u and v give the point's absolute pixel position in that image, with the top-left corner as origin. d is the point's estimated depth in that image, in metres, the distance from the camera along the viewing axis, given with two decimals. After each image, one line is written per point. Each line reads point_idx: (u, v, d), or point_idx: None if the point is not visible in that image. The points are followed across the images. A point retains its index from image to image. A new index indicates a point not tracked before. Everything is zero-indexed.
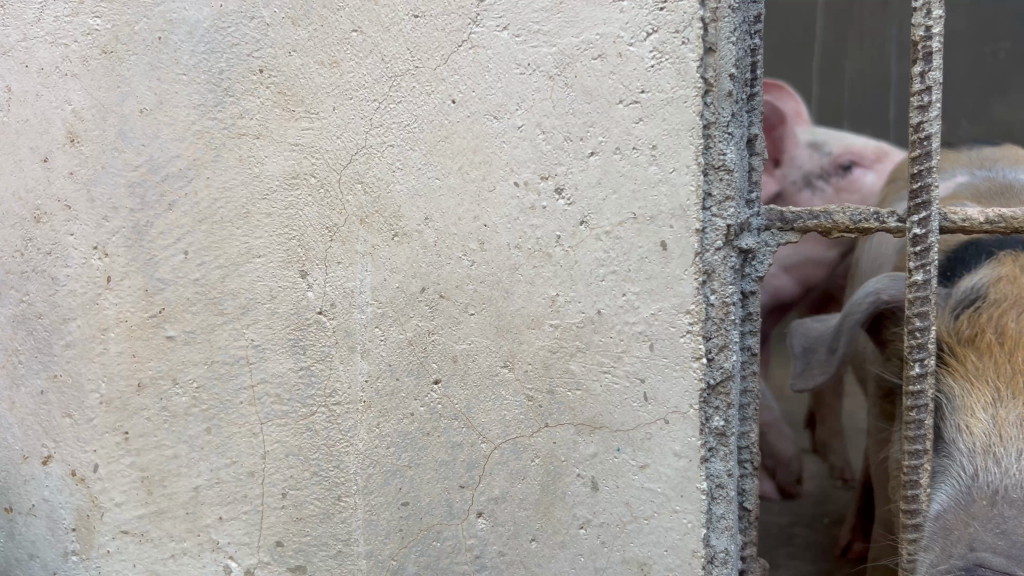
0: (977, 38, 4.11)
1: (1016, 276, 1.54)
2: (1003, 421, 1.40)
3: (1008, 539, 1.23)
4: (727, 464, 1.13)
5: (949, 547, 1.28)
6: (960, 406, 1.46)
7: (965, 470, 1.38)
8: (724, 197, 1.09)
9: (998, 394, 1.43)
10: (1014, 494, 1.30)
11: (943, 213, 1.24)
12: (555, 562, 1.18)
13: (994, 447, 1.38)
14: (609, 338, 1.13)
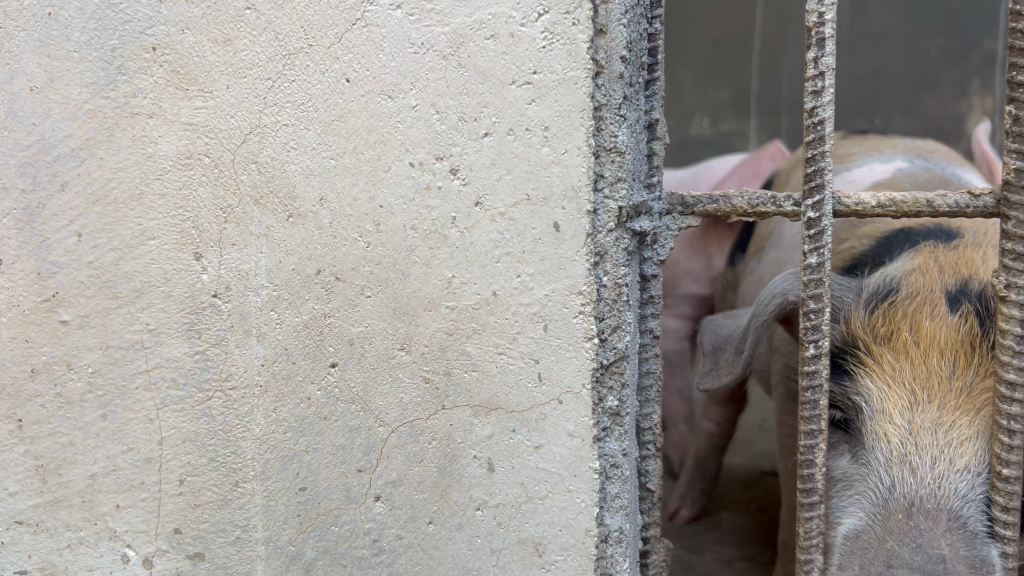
0: (909, 37, 4.43)
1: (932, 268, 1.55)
2: (917, 427, 1.42)
3: (924, 555, 1.28)
4: (621, 443, 1.15)
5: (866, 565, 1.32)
6: (875, 410, 1.47)
7: (882, 481, 1.42)
8: (616, 179, 1.10)
9: (913, 398, 1.44)
10: (927, 507, 1.35)
11: (836, 197, 1.26)
12: (452, 545, 1.18)
13: (910, 456, 1.41)
14: (504, 320, 1.12)
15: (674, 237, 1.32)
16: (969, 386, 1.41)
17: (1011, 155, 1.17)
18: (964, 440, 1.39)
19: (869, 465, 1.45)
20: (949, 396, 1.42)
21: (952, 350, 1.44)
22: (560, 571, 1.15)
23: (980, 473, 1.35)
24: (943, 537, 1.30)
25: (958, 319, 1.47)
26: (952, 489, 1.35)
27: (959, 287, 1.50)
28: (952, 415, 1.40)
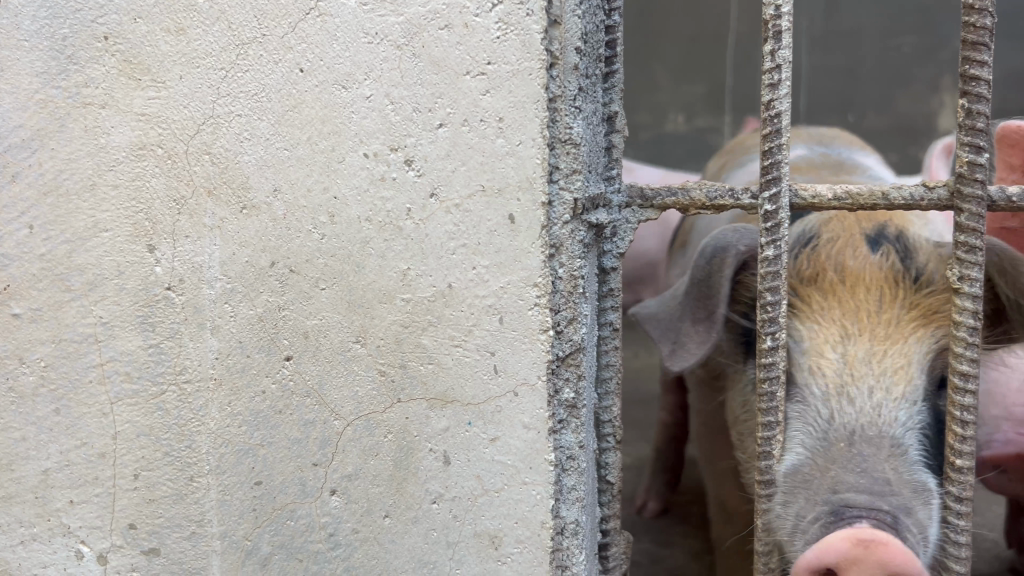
0: (883, 33, 4.65)
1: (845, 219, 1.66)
2: (853, 358, 1.47)
3: (871, 479, 1.31)
4: (578, 436, 1.15)
5: (812, 494, 1.34)
6: (809, 341, 1.51)
7: (821, 411, 1.43)
8: (571, 170, 1.10)
9: (846, 332, 1.50)
10: (870, 434, 1.38)
11: (794, 189, 1.27)
12: (408, 538, 1.17)
13: (847, 387, 1.44)
14: (460, 312, 1.11)
15: (633, 229, 1.33)
16: (898, 319, 1.50)
17: (964, 148, 1.19)
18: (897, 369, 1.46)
19: (803, 402, 1.46)
20: (881, 328, 1.49)
21: (876, 286, 1.55)
22: (516, 564, 1.14)
23: (913, 402, 1.42)
24: (887, 463, 1.34)
25: (880, 260, 1.59)
26: (890, 417, 1.39)
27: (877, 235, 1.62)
28: (883, 346, 1.48)
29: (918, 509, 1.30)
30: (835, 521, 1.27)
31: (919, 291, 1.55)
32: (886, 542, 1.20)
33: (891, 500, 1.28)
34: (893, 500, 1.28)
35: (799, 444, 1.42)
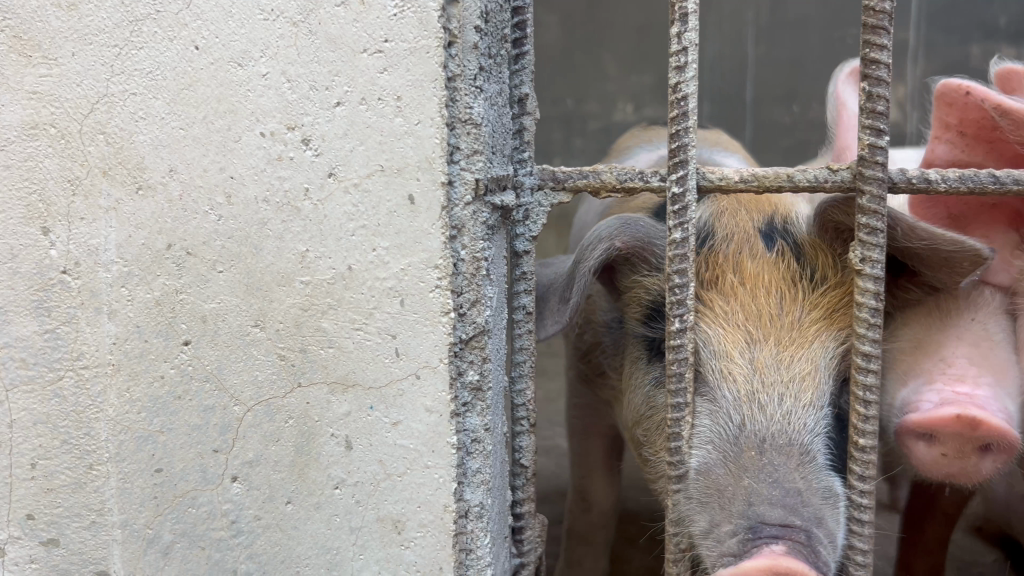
0: (827, 25, 5.04)
1: (737, 210, 1.56)
2: (760, 364, 1.38)
3: (783, 490, 1.25)
4: (484, 419, 1.15)
5: (726, 503, 1.26)
6: (715, 351, 1.40)
7: (731, 418, 1.34)
8: (472, 151, 1.08)
9: (751, 337, 1.41)
10: (779, 442, 1.31)
11: (701, 172, 1.28)
12: (311, 524, 1.16)
13: (758, 395, 1.35)
14: (360, 295, 1.09)
15: (546, 212, 1.33)
16: (799, 321, 1.42)
17: (866, 131, 1.19)
18: (803, 374, 1.38)
19: (713, 404, 1.37)
20: (784, 333, 1.41)
21: (774, 286, 1.46)
22: (419, 549, 1.13)
23: (820, 406, 1.36)
24: (796, 471, 1.28)
25: (774, 257, 1.49)
26: (799, 425, 1.32)
27: (771, 228, 1.53)
28: (789, 350, 1.40)
29: (828, 517, 1.25)
30: (748, 541, 1.21)
31: (816, 287, 1.47)
32: (800, 573, 1.15)
33: (804, 513, 1.22)
34: (804, 512, 1.23)
35: (708, 443, 1.33)
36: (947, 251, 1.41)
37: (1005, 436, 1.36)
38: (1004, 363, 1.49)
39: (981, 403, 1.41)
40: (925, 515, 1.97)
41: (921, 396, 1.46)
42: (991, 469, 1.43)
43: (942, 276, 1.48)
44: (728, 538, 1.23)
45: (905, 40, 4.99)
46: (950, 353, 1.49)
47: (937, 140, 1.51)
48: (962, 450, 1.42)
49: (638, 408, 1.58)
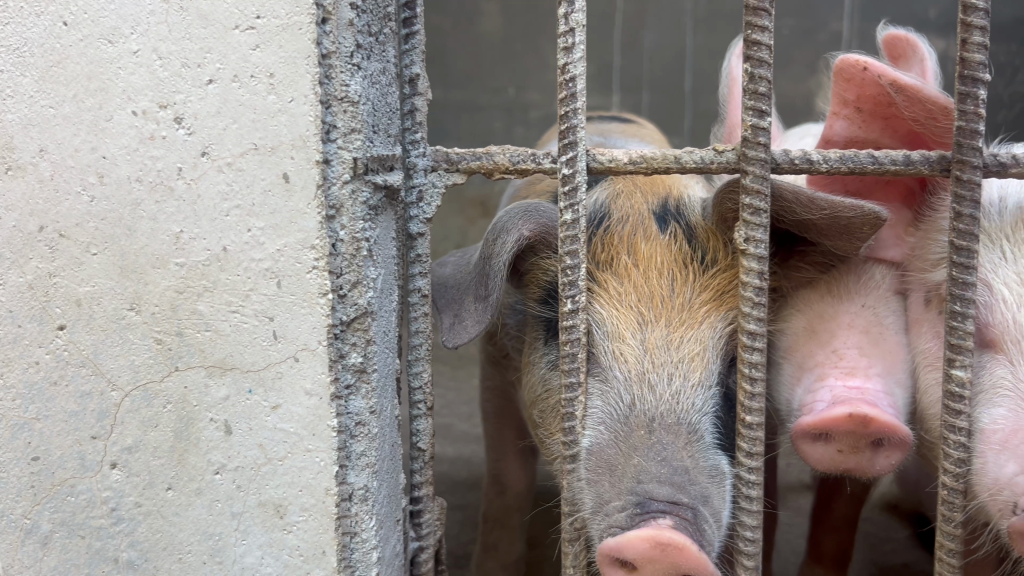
0: None
1: (633, 192, 1.58)
2: (650, 345, 1.40)
3: (671, 467, 1.27)
4: (369, 402, 1.14)
5: (616, 480, 1.27)
6: (607, 332, 1.41)
7: (621, 398, 1.35)
8: (349, 129, 1.07)
9: (642, 318, 1.42)
10: (669, 420, 1.33)
11: (591, 154, 1.28)
12: (193, 510, 1.14)
13: (648, 374, 1.37)
14: (236, 276, 1.08)
15: (441, 193, 1.32)
16: (689, 303, 1.44)
17: (749, 112, 1.21)
18: (692, 354, 1.40)
19: (604, 384, 1.38)
20: (675, 314, 1.43)
21: (667, 267, 1.47)
22: (301, 533, 1.12)
23: (708, 385, 1.38)
24: (684, 450, 1.30)
25: (668, 239, 1.51)
26: (688, 404, 1.35)
27: (665, 210, 1.55)
28: (679, 331, 1.42)
29: (714, 494, 1.28)
30: (637, 515, 1.22)
31: (707, 269, 1.48)
32: (681, 546, 1.16)
33: (690, 490, 1.25)
34: (691, 489, 1.25)
35: (600, 424, 1.34)
36: (845, 216, 1.35)
37: (896, 432, 1.37)
38: (893, 347, 1.53)
39: (873, 398, 1.44)
40: (833, 494, 1.98)
41: (814, 394, 1.48)
42: (885, 465, 1.42)
43: (839, 244, 1.44)
44: (615, 512, 1.25)
45: (840, 31, 5.01)
46: (841, 346, 1.51)
47: (836, 117, 1.52)
48: (856, 447, 1.42)
49: (534, 389, 1.58)
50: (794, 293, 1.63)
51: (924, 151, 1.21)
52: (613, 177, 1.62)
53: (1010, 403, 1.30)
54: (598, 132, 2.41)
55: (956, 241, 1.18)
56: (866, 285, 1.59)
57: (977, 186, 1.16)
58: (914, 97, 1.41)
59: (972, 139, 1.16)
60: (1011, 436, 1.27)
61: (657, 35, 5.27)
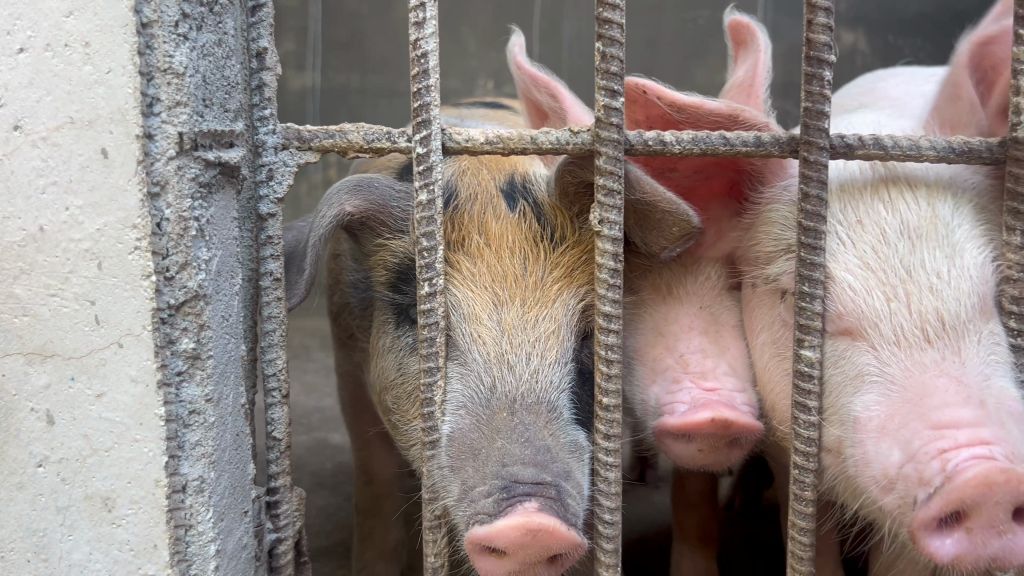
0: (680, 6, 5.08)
1: (479, 171, 1.59)
2: (507, 326, 1.38)
3: (533, 449, 1.24)
4: (203, 390, 1.09)
5: (477, 466, 1.24)
6: (464, 314, 1.39)
7: (482, 381, 1.33)
8: (173, 103, 1.02)
9: (497, 299, 1.41)
10: (530, 403, 1.31)
11: (446, 132, 1.24)
12: (14, 506, 1.07)
13: (507, 356, 1.36)
14: (54, 258, 1.02)
15: (292, 172, 1.27)
16: (541, 280, 1.45)
17: (601, 91, 1.19)
18: (549, 334, 1.40)
19: (463, 367, 1.36)
20: (530, 293, 1.43)
21: (518, 246, 1.48)
22: (131, 526, 1.07)
23: (563, 363, 1.39)
24: (545, 430, 1.28)
25: (517, 218, 1.52)
26: (547, 386, 1.34)
27: (513, 190, 1.56)
28: (534, 310, 1.42)
29: (576, 469, 1.26)
30: (503, 501, 1.18)
31: (556, 247, 1.50)
32: (552, 529, 1.13)
33: (553, 469, 1.22)
34: (554, 467, 1.23)
35: (461, 408, 1.31)
36: (661, 207, 1.43)
37: (752, 430, 1.48)
38: (733, 346, 1.64)
39: (727, 399, 1.54)
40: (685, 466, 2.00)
41: (674, 396, 1.56)
42: (739, 456, 1.55)
43: (671, 236, 1.51)
44: (481, 499, 1.20)
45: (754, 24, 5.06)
46: (686, 351, 1.61)
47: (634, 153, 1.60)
48: (716, 445, 1.52)
49: (389, 373, 1.64)
50: (638, 291, 1.71)
51: (774, 132, 1.22)
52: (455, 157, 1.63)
53: (879, 388, 1.31)
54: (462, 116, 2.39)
55: (803, 221, 1.18)
56: (697, 281, 1.70)
57: (824, 166, 1.16)
58: (696, 114, 1.49)
59: (819, 119, 1.15)
60: (889, 421, 1.28)
61: (575, 24, 5.31)
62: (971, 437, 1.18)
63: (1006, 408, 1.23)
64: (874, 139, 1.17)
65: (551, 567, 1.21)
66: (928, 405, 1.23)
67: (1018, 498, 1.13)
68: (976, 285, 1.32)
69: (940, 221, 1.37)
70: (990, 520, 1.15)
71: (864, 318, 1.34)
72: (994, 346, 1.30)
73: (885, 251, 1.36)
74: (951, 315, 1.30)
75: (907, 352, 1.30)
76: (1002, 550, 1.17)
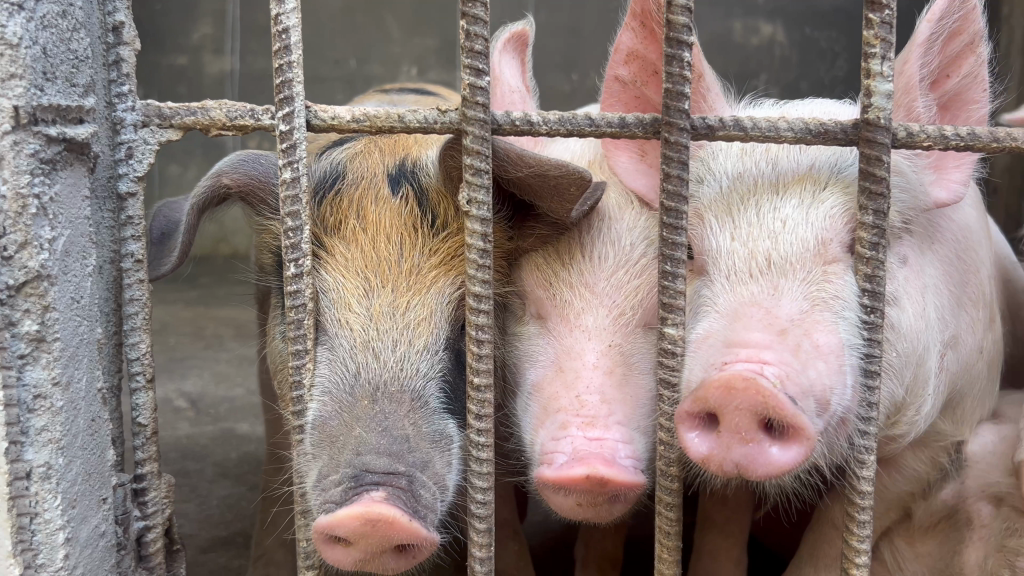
0: None
1: (370, 151, 1.61)
2: (376, 312, 1.39)
3: (390, 438, 1.23)
4: (50, 372, 1.05)
5: (336, 452, 1.23)
6: (331, 299, 1.41)
7: (347, 367, 1.33)
8: (8, 75, 0.99)
9: (368, 285, 1.42)
10: (392, 389, 1.31)
11: (311, 110, 1.20)
12: None
13: (372, 341, 1.36)
14: None
15: (154, 150, 1.24)
16: (417, 267, 1.45)
17: (467, 70, 1.18)
18: (420, 321, 1.40)
19: (331, 352, 1.36)
20: (403, 280, 1.43)
21: (395, 232, 1.48)
22: None
23: (434, 351, 1.39)
24: (406, 418, 1.28)
25: (398, 202, 1.52)
26: (413, 370, 1.34)
27: (401, 172, 1.55)
28: (405, 297, 1.42)
29: (437, 460, 1.26)
30: (351, 489, 1.17)
31: (436, 233, 1.50)
32: (391, 520, 1.12)
33: (408, 459, 1.21)
34: (410, 458, 1.22)
35: (326, 394, 1.30)
36: (553, 175, 1.43)
37: (631, 488, 1.38)
38: (636, 392, 1.50)
39: (610, 453, 1.41)
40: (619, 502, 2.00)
41: (556, 444, 1.44)
42: (621, 512, 1.43)
43: (552, 204, 1.54)
44: (332, 487, 1.19)
45: None
46: (583, 393, 1.48)
47: (625, 27, 1.64)
48: (595, 500, 1.40)
49: (274, 355, 1.64)
50: (527, 283, 1.69)
51: (638, 114, 1.22)
52: (357, 135, 1.66)
53: (710, 315, 1.34)
54: (386, 102, 2.37)
55: (665, 203, 1.19)
56: (598, 264, 1.66)
57: (684, 148, 1.18)
58: None
59: (678, 101, 1.17)
60: (703, 341, 1.30)
61: None
62: (750, 354, 1.22)
63: (813, 345, 1.26)
64: (734, 119, 1.18)
65: (402, 556, 1.19)
66: (737, 328, 1.27)
67: (756, 409, 1.17)
68: (819, 231, 1.36)
69: (808, 179, 1.42)
70: (731, 425, 1.18)
71: (709, 257, 1.41)
72: (822, 283, 1.32)
73: (738, 212, 1.43)
74: (780, 255, 1.35)
75: (735, 283, 1.34)
76: (740, 454, 1.19)
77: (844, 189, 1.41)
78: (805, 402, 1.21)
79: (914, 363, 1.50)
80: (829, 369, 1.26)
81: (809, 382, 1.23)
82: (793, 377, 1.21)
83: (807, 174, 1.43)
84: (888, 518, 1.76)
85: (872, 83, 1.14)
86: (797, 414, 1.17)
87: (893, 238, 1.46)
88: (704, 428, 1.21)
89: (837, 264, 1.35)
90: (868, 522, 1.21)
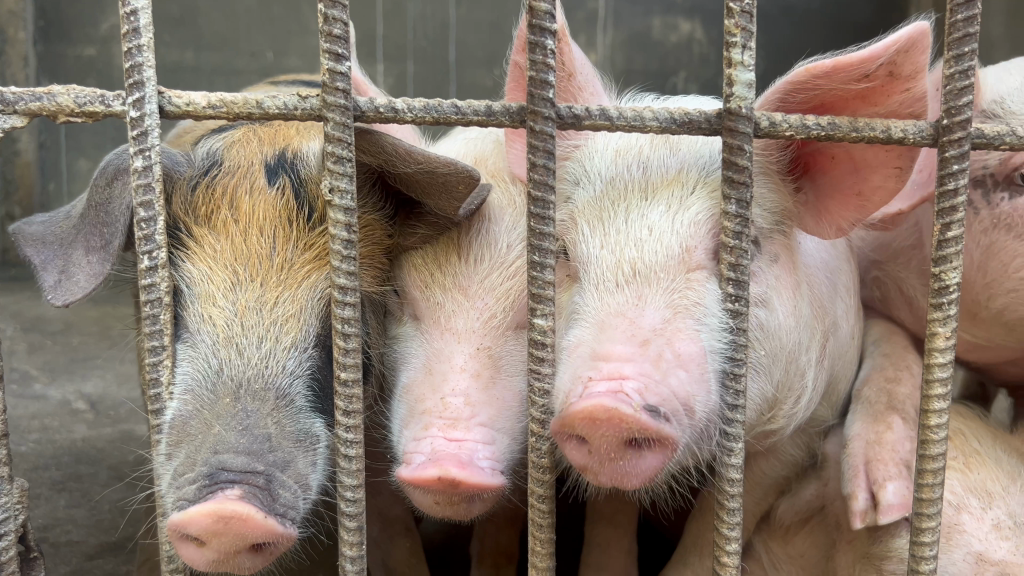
0: None
1: (249, 141, 1.56)
2: (242, 307, 1.35)
3: (251, 437, 1.19)
4: None
5: (193, 451, 1.18)
6: (196, 292, 1.37)
7: (209, 364, 1.28)
8: None
9: (236, 279, 1.37)
10: (256, 386, 1.27)
11: (163, 95, 1.15)
12: None
13: (236, 337, 1.31)
14: None
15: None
16: (289, 261, 1.41)
17: (326, 54, 1.13)
18: (288, 317, 1.36)
19: (192, 348, 1.31)
20: (274, 275, 1.39)
21: (270, 224, 1.43)
22: None
23: (303, 348, 1.35)
24: (269, 417, 1.24)
25: (275, 193, 1.46)
26: (275, 368, 1.30)
27: (280, 163, 1.50)
28: (274, 291, 1.38)
29: (299, 460, 1.23)
30: (204, 487, 1.13)
31: (313, 227, 1.45)
32: (245, 517, 1.10)
33: (268, 458, 1.18)
34: (270, 457, 1.19)
35: (186, 392, 1.26)
36: (442, 173, 1.40)
37: (487, 489, 1.37)
38: (503, 393, 1.50)
39: (467, 453, 1.40)
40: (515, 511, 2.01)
41: (416, 443, 1.42)
42: (482, 509, 1.42)
43: (440, 201, 1.50)
44: (186, 485, 1.15)
45: None
46: (448, 394, 1.47)
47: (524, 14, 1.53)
48: (452, 500, 1.40)
49: None
50: (404, 283, 1.66)
51: (505, 102, 1.20)
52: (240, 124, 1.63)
53: (579, 323, 1.33)
54: None
55: (532, 191, 1.16)
56: (477, 268, 1.63)
57: (549, 137, 1.16)
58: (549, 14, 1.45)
59: (542, 88, 1.15)
60: (574, 349, 1.29)
61: None
62: (611, 369, 1.21)
63: (673, 354, 1.26)
64: (600, 109, 1.17)
65: (257, 555, 1.16)
66: (601, 339, 1.26)
67: (620, 434, 1.17)
68: (683, 238, 1.36)
69: (679, 180, 1.44)
70: (600, 449, 1.19)
71: (579, 263, 1.41)
72: (687, 289, 1.33)
73: (609, 218, 1.42)
74: (644, 265, 1.34)
75: (602, 295, 1.33)
76: (614, 472, 1.22)
77: (711, 191, 1.42)
78: (668, 408, 1.22)
79: (784, 359, 1.51)
80: (689, 378, 1.27)
81: (670, 392, 1.23)
82: (654, 388, 1.21)
83: (681, 172, 1.45)
84: (757, 501, 1.83)
85: (735, 72, 1.14)
86: (661, 429, 1.18)
87: (761, 237, 1.46)
88: (577, 445, 1.21)
89: (700, 272, 1.35)
90: (738, 510, 1.20)
